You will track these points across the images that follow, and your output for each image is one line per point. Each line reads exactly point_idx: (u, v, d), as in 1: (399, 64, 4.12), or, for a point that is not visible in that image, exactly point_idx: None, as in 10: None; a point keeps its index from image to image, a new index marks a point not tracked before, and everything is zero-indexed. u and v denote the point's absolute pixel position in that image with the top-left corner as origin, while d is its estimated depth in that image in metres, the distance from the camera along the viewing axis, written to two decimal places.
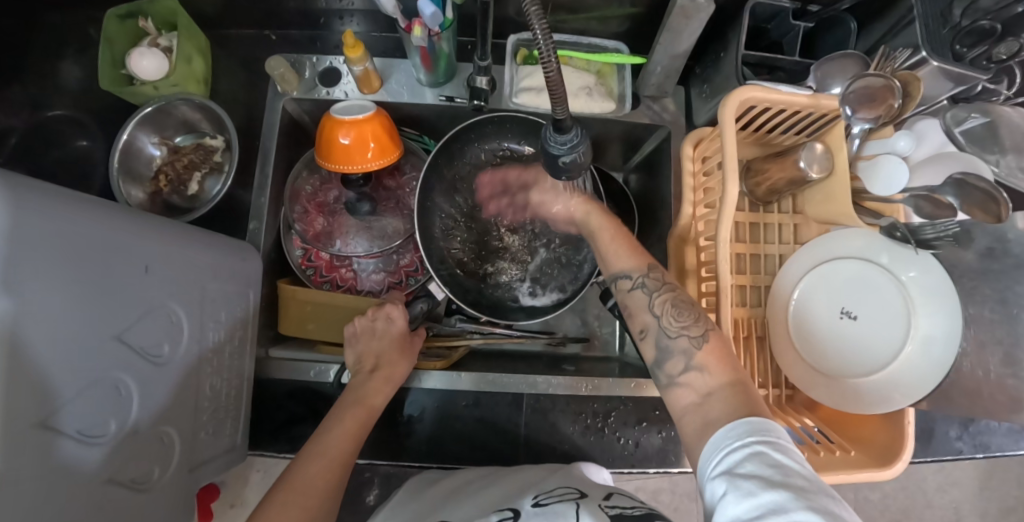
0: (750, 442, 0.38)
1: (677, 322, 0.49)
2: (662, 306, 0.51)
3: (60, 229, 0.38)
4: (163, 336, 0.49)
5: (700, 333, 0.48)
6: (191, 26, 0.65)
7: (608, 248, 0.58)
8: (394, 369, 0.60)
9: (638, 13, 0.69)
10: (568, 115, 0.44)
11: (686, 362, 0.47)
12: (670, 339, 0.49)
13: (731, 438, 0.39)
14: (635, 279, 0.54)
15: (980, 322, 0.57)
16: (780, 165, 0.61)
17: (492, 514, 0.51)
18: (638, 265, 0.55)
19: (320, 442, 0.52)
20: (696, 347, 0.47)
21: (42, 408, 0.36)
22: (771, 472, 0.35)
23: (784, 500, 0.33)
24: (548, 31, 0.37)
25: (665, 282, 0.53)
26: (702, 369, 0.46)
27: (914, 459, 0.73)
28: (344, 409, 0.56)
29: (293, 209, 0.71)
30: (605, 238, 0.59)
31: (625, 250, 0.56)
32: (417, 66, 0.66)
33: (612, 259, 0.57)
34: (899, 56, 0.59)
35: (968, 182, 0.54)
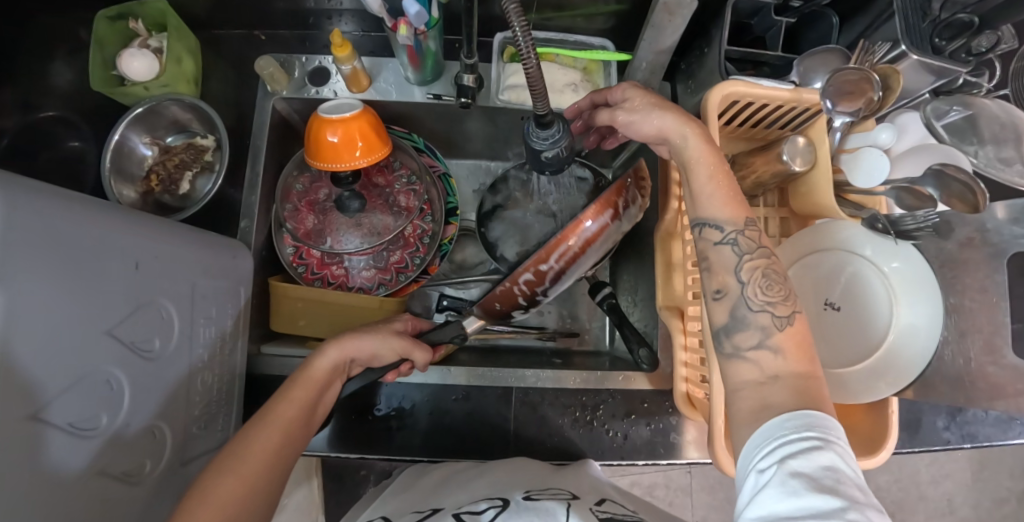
0: (808, 438, 0.36)
1: (764, 295, 0.44)
2: (751, 272, 0.45)
3: (48, 225, 0.38)
4: (154, 331, 0.50)
5: (785, 314, 0.43)
6: (181, 27, 0.66)
7: (702, 188, 0.48)
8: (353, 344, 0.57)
9: (622, 10, 0.70)
10: (549, 109, 0.45)
11: (763, 338, 0.43)
12: (752, 312, 0.44)
13: (788, 429, 0.37)
14: (727, 232, 0.46)
15: (961, 311, 0.57)
16: (764, 159, 0.62)
17: (483, 503, 0.52)
18: (733, 217, 0.46)
19: (266, 415, 0.49)
20: (778, 328, 0.43)
21: (33, 401, 0.37)
22: (825, 476, 0.33)
23: (835, 509, 0.32)
24: (526, 27, 0.38)
25: (760, 243, 0.46)
26: (777, 350, 0.42)
27: (902, 449, 0.73)
28: (295, 378, 0.53)
29: (284, 207, 0.71)
30: (702, 176, 0.48)
31: (725, 195, 0.47)
32: (404, 64, 0.67)
33: (702, 203, 0.48)
34: (878, 50, 0.60)
35: (947, 173, 0.55)
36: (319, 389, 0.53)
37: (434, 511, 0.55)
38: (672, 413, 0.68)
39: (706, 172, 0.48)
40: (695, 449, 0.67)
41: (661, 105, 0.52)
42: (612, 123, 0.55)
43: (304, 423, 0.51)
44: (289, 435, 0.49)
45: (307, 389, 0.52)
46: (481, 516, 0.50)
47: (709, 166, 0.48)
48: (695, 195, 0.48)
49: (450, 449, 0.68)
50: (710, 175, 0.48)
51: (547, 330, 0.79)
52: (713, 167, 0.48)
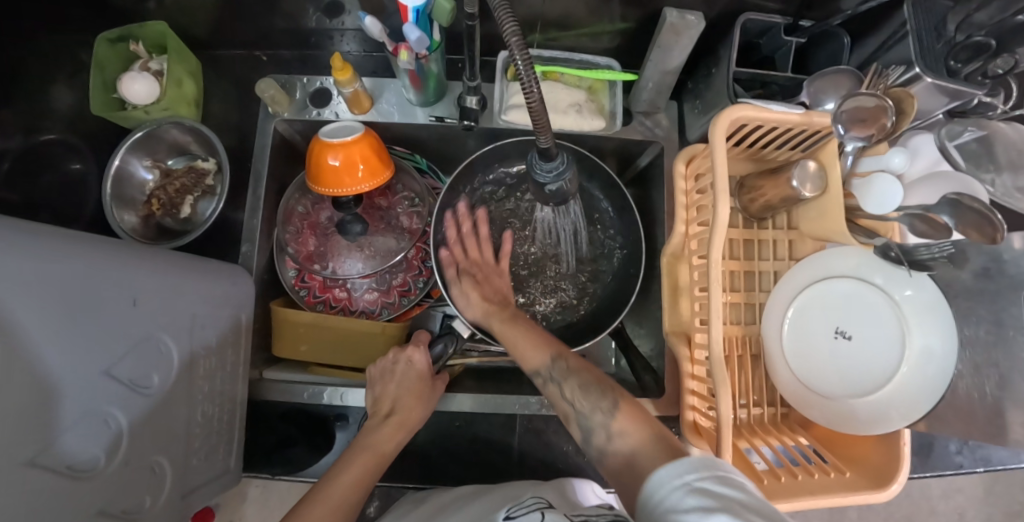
0: (696, 477, 0.37)
1: (590, 401, 0.51)
2: (572, 392, 0.53)
3: (42, 268, 0.38)
4: (153, 366, 0.49)
5: (609, 405, 0.50)
6: (182, 49, 0.66)
7: (518, 347, 0.60)
8: (409, 413, 0.59)
9: (628, 28, 0.69)
10: (553, 142, 0.44)
11: (609, 430, 0.48)
12: (588, 419, 0.50)
13: (677, 474, 0.38)
14: (545, 373, 0.56)
15: (975, 343, 0.56)
16: (773, 183, 0.61)
17: None
18: (542, 359, 0.57)
19: (327, 491, 0.50)
20: (613, 416, 0.49)
21: (29, 447, 0.36)
22: (716, 502, 0.34)
23: None
24: (526, 49, 0.37)
25: (575, 369, 0.54)
26: (623, 433, 0.47)
27: (914, 474, 0.72)
28: (355, 454, 0.55)
29: (285, 230, 0.70)
30: (518, 337, 0.61)
31: (530, 341, 0.59)
32: (406, 86, 0.66)
33: (523, 355, 0.59)
34: (891, 74, 0.58)
35: (962, 203, 0.52)
36: (381, 462, 0.55)
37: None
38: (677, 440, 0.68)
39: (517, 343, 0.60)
40: None
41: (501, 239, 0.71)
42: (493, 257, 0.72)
43: (360, 497, 0.52)
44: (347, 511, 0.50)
45: (370, 461, 0.54)
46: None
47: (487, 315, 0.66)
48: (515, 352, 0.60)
49: (454, 475, 0.67)
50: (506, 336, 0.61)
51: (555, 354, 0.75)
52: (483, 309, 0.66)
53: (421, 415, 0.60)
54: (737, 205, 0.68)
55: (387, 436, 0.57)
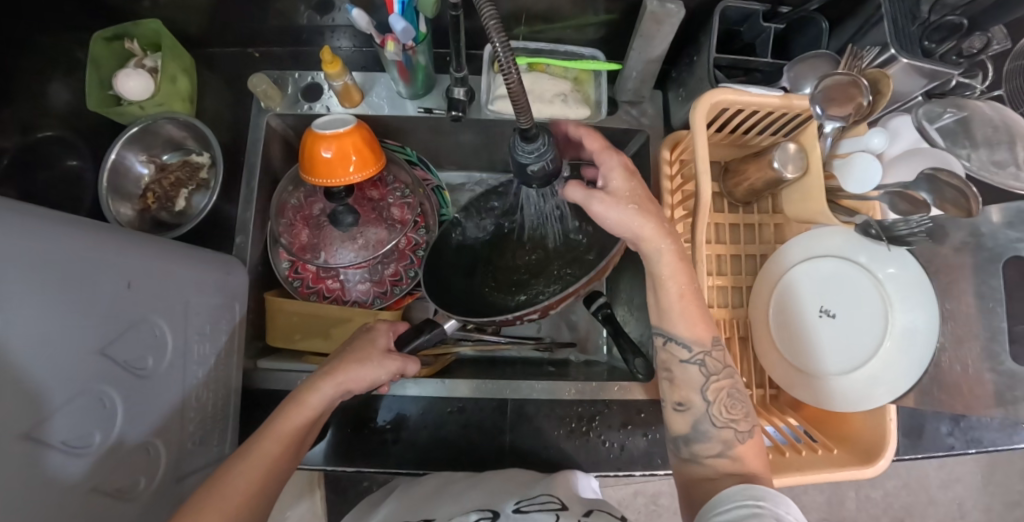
0: (758, 504, 0.42)
1: (728, 413, 0.52)
2: (717, 393, 0.53)
3: (41, 248, 0.39)
4: (148, 350, 0.50)
5: (745, 429, 0.51)
6: (176, 46, 0.67)
7: (673, 306, 0.53)
8: (344, 372, 0.55)
9: (612, 19, 0.70)
10: (532, 123, 0.45)
11: (724, 449, 0.51)
12: (714, 427, 0.52)
13: (744, 497, 0.43)
14: (695, 353, 0.53)
15: (957, 317, 0.57)
16: (756, 166, 0.62)
17: (473, 514, 0.54)
18: (702, 337, 0.53)
19: (256, 447, 0.50)
20: (739, 440, 0.51)
21: (25, 421, 0.38)
22: None
23: None
24: (507, 42, 0.37)
25: (724, 364, 0.53)
26: (736, 457, 0.50)
27: (905, 456, 0.72)
28: (281, 411, 0.53)
29: (279, 222, 0.72)
30: (670, 294, 0.53)
31: (693, 319, 0.53)
32: (395, 79, 0.68)
33: (669, 318, 0.53)
34: (866, 55, 0.60)
35: (939, 179, 0.53)
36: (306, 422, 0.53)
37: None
38: None
39: (675, 290, 0.53)
40: None
41: (641, 204, 0.51)
42: (585, 204, 0.52)
43: (290, 453, 0.52)
44: (272, 468, 0.50)
45: (301, 418, 0.53)
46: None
47: (667, 249, 0.51)
48: (663, 310, 0.53)
49: (446, 461, 0.68)
50: (672, 265, 0.51)
51: (545, 341, 0.80)
52: (636, 202, 0.51)
53: (370, 376, 0.56)
54: (722, 190, 0.69)
55: (324, 395, 0.54)
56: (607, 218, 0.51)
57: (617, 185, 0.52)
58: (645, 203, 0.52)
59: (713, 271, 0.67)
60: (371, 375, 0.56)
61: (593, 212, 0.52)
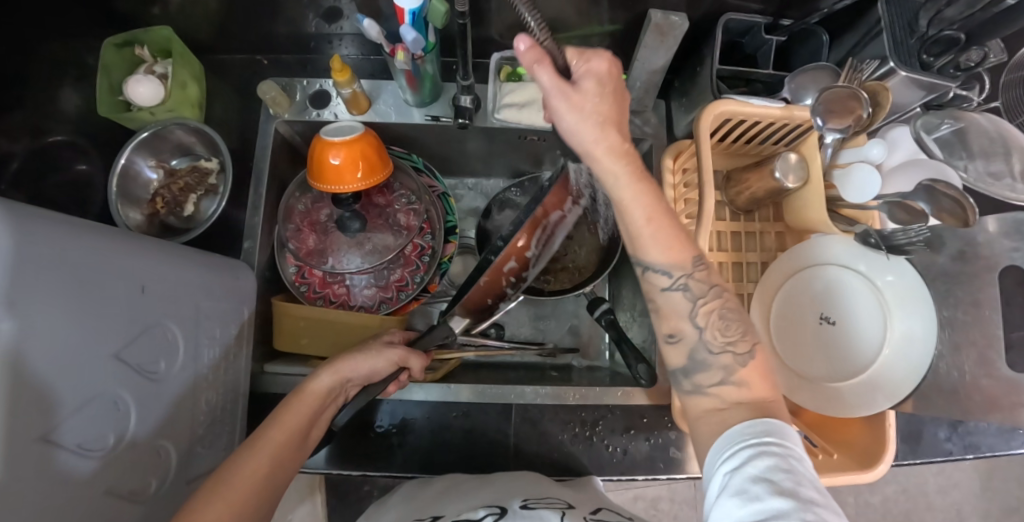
0: (766, 442, 0.40)
1: (722, 337, 0.49)
2: (708, 317, 0.49)
3: (58, 252, 0.40)
4: (160, 353, 0.51)
5: (744, 351, 0.48)
6: (186, 53, 0.68)
7: (642, 230, 0.48)
8: (343, 363, 0.58)
9: (616, 30, 0.71)
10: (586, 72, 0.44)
11: (725, 376, 0.47)
12: (713, 354, 0.48)
13: (747, 435, 0.42)
14: (676, 278, 0.49)
15: (954, 325, 0.57)
16: (758, 176, 0.63)
17: (481, 510, 0.55)
18: (677, 262, 0.49)
19: (266, 435, 0.50)
20: (740, 364, 0.47)
21: (42, 424, 0.38)
22: (781, 478, 0.37)
23: (790, 510, 0.36)
24: (542, 22, 0.38)
25: (710, 284, 0.49)
26: (742, 384, 0.47)
27: (904, 461, 0.73)
28: (287, 402, 0.55)
29: (286, 227, 0.72)
30: (636, 217, 0.48)
31: (669, 242, 0.49)
32: (403, 87, 0.69)
33: (645, 245, 0.49)
34: (866, 68, 0.61)
35: (936, 189, 0.55)
36: (314, 410, 0.55)
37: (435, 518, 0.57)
38: (671, 429, 0.69)
39: (641, 213, 0.48)
40: (696, 464, 0.68)
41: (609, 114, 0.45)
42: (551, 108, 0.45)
43: (298, 444, 0.52)
44: (283, 455, 0.50)
45: (308, 407, 0.55)
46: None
47: (626, 173, 0.47)
48: (639, 237, 0.49)
49: (450, 465, 0.69)
50: (631, 188, 0.47)
51: (547, 347, 0.80)
52: (598, 122, 0.45)
53: (370, 367, 0.60)
54: (724, 198, 0.70)
55: (325, 384, 0.57)
56: (561, 122, 0.46)
57: (587, 90, 0.45)
58: (611, 122, 0.46)
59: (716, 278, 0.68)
60: (370, 366, 0.60)
61: (552, 108, 0.45)
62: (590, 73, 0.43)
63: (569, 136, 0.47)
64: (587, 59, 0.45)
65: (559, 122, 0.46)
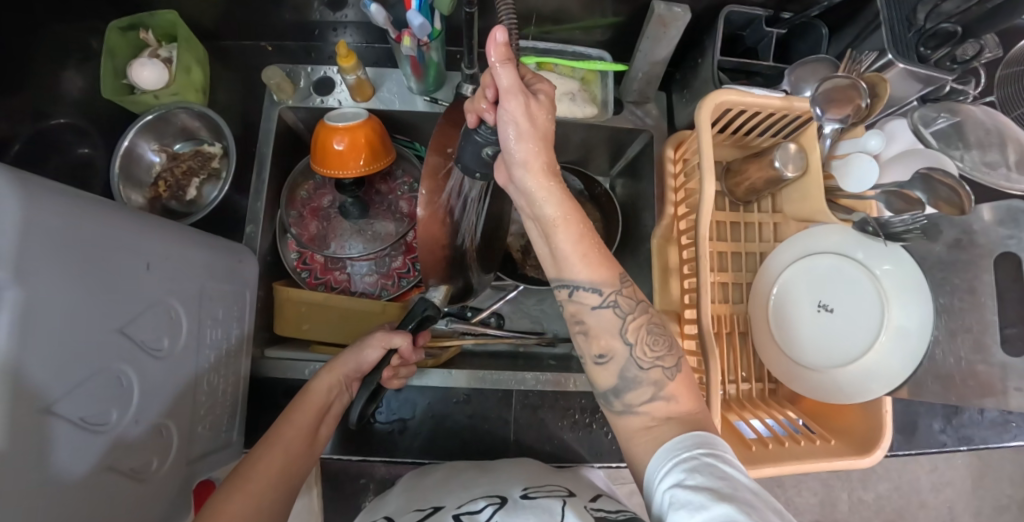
0: (698, 454, 0.41)
1: (652, 353, 0.48)
2: (638, 333, 0.48)
3: (67, 225, 0.40)
4: (164, 331, 0.51)
5: (672, 364, 0.48)
6: (191, 38, 0.68)
7: (571, 248, 0.47)
8: (341, 361, 0.60)
9: (619, 22, 0.72)
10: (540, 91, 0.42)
11: (655, 392, 0.47)
12: (643, 371, 0.47)
13: (680, 450, 0.42)
14: (607, 295, 0.47)
15: (951, 311, 0.59)
16: (758, 165, 0.64)
17: (482, 501, 0.54)
18: (608, 278, 0.48)
19: (274, 439, 0.52)
20: (668, 378, 0.47)
21: (48, 395, 0.38)
22: (720, 484, 0.38)
23: (736, 513, 0.35)
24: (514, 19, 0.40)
25: (637, 300, 0.49)
26: (670, 399, 0.47)
27: (898, 452, 0.74)
28: (295, 407, 0.56)
29: (288, 213, 0.73)
30: (566, 237, 0.46)
31: (591, 258, 0.47)
32: (407, 75, 0.69)
33: (565, 263, 0.47)
34: (865, 59, 0.62)
35: (934, 178, 0.57)
36: (318, 412, 0.56)
37: (436, 509, 0.56)
38: None
39: (568, 234, 0.46)
40: None
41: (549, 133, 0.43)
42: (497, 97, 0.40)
43: (306, 442, 0.54)
44: (292, 457, 0.51)
45: (309, 411, 0.56)
46: (479, 515, 0.52)
47: (557, 192, 0.45)
48: (556, 253, 0.47)
49: (451, 451, 0.69)
50: (562, 206, 0.45)
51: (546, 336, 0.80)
52: (540, 135, 0.42)
53: (358, 361, 0.60)
54: (724, 189, 0.71)
55: (324, 382, 0.58)
56: (509, 127, 0.41)
57: (541, 104, 0.42)
58: (551, 142, 0.44)
59: (715, 268, 0.69)
60: (354, 360, 0.60)
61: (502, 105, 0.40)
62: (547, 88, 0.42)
63: (508, 148, 0.42)
64: (536, 79, 0.43)
65: (503, 127, 0.41)
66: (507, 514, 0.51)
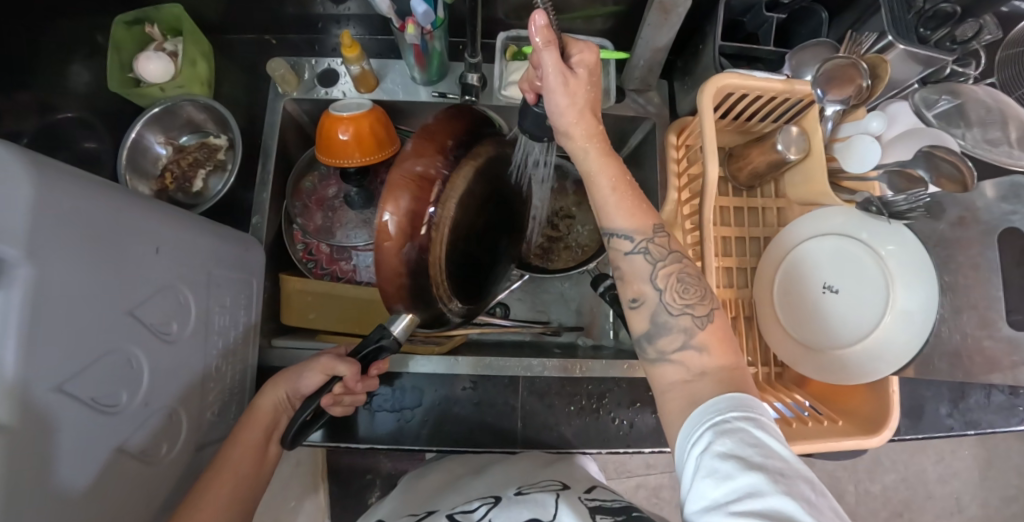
0: (732, 418, 0.39)
1: (682, 299, 0.48)
2: (667, 279, 0.48)
3: (78, 205, 0.40)
4: (172, 315, 0.51)
5: (703, 313, 0.47)
6: (196, 32, 0.69)
7: (608, 200, 0.49)
8: (286, 379, 0.59)
9: (620, 11, 0.73)
10: (582, 61, 0.44)
11: (686, 339, 0.47)
12: (673, 317, 0.47)
13: (713, 413, 0.40)
14: (637, 242, 0.49)
15: (956, 289, 0.59)
16: (760, 149, 0.64)
17: (476, 503, 0.57)
18: (641, 227, 0.49)
19: (223, 460, 0.53)
20: (699, 326, 0.47)
21: (59, 373, 0.38)
22: (751, 452, 0.37)
23: (763, 485, 0.35)
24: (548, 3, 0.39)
25: (670, 250, 0.49)
26: (701, 348, 0.46)
27: (905, 436, 0.74)
28: (240, 429, 0.56)
29: (294, 205, 0.74)
30: (604, 188, 0.49)
31: (630, 206, 0.49)
32: (411, 65, 0.70)
33: (607, 211, 0.49)
34: (866, 41, 0.63)
35: (936, 154, 0.58)
36: (266, 430, 0.57)
37: (429, 512, 0.59)
38: None
39: (606, 184, 0.49)
40: None
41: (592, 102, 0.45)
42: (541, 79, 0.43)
43: (253, 469, 0.54)
44: (242, 479, 0.53)
45: (258, 428, 0.56)
46: (473, 514, 0.54)
47: (596, 152, 0.48)
48: (595, 205, 0.50)
49: (457, 439, 0.69)
50: (601, 167, 0.48)
51: (551, 326, 0.81)
52: (582, 107, 0.45)
53: (298, 384, 0.58)
54: (726, 174, 0.71)
55: (269, 399, 0.58)
56: (552, 105, 0.44)
57: (581, 77, 0.44)
58: (593, 110, 0.46)
59: (719, 253, 0.69)
60: (293, 384, 0.58)
61: (545, 85, 0.44)
62: (584, 61, 0.43)
63: (554, 120, 0.46)
64: (577, 48, 0.44)
65: (548, 103, 0.45)
66: (500, 512, 0.53)
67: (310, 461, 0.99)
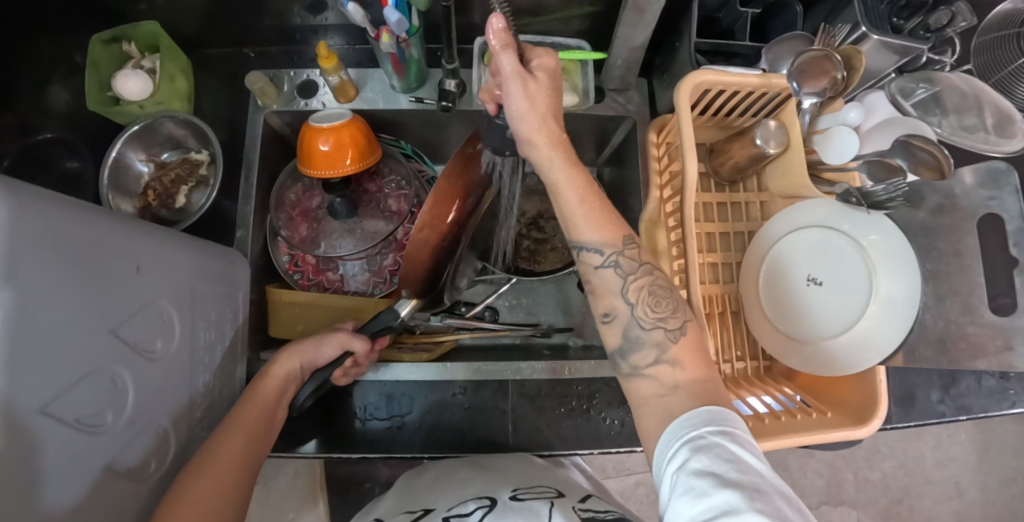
0: (709, 433, 0.39)
1: (653, 313, 0.48)
2: (638, 293, 0.48)
3: (57, 227, 0.40)
4: (156, 332, 0.51)
5: (676, 326, 0.47)
6: (174, 48, 0.69)
7: (576, 209, 0.49)
8: (300, 348, 0.61)
9: (596, 11, 0.73)
10: (542, 67, 0.44)
11: (659, 354, 0.47)
12: (644, 331, 0.47)
13: (689, 428, 0.40)
14: (607, 255, 0.49)
15: (938, 276, 0.59)
16: (740, 144, 0.64)
17: (471, 503, 0.55)
18: (613, 238, 0.49)
19: (232, 421, 0.53)
20: (672, 341, 0.47)
21: (43, 395, 0.38)
22: (727, 469, 0.36)
23: (738, 502, 0.34)
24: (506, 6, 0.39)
25: (640, 262, 0.49)
26: (674, 363, 0.46)
27: (896, 424, 0.74)
28: (251, 392, 0.56)
29: (278, 216, 0.73)
30: (572, 202, 0.49)
31: (598, 218, 0.49)
32: (389, 74, 0.70)
33: (577, 223, 0.49)
34: (839, 32, 0.63)
35: (913, 143, 0.58)
36: (278, 392, 0.58)
37: (425, 512, 0.58)
38: None
39: (572, 192, 0.48)
40: None
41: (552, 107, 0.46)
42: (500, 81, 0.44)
43: (264, 425, 0.54)
44: (253, 430, 0.53)
45: (270, 391, 0.57)
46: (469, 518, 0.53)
47: (560, 159, 0.47)
48: (564, 214, 0.49)
49: (449, 445, 0.69)
50: (565, 173, 0.48)
51: (541, 328, 0.81)
52: (542, 112, 0.45)
53: (315, 354, 0.61)
54: (708, 170, 0.72)
55: (282, 369, 0.59)
56: (512, 109, 0.45)
57: (541, 81, 0.45)
58: (554, 114, 0.46)
59: (703, 249, 0.69)
60: (312, 353, 0.61)
61: (506, 90, 0.44)
62: (544, 65, 0.44)
63: (514, 125, 0.46)
64: (535, 53, 0.45)
65: (509, 108, 0.45)
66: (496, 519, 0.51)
67: (306, 472, 0.99)
